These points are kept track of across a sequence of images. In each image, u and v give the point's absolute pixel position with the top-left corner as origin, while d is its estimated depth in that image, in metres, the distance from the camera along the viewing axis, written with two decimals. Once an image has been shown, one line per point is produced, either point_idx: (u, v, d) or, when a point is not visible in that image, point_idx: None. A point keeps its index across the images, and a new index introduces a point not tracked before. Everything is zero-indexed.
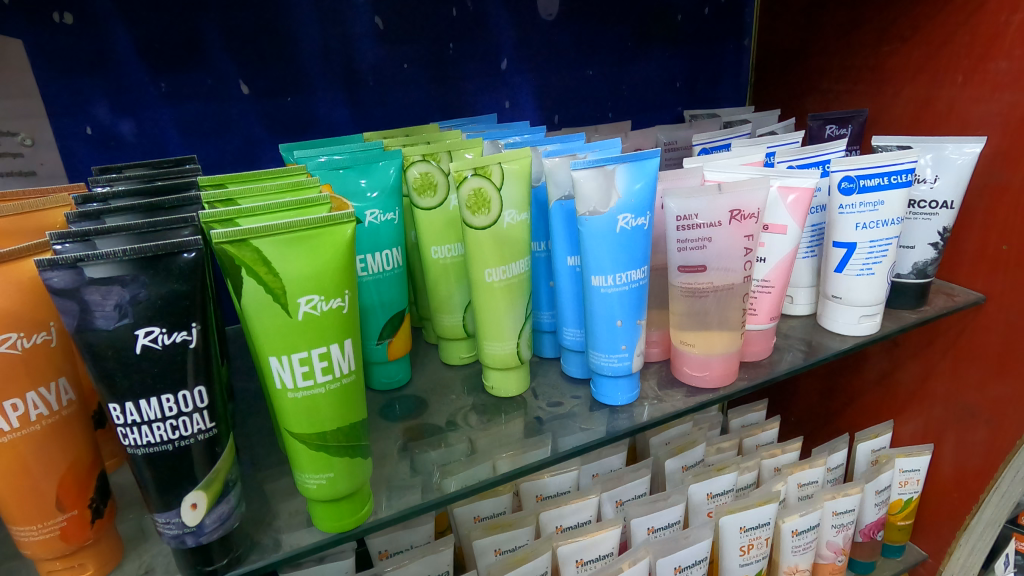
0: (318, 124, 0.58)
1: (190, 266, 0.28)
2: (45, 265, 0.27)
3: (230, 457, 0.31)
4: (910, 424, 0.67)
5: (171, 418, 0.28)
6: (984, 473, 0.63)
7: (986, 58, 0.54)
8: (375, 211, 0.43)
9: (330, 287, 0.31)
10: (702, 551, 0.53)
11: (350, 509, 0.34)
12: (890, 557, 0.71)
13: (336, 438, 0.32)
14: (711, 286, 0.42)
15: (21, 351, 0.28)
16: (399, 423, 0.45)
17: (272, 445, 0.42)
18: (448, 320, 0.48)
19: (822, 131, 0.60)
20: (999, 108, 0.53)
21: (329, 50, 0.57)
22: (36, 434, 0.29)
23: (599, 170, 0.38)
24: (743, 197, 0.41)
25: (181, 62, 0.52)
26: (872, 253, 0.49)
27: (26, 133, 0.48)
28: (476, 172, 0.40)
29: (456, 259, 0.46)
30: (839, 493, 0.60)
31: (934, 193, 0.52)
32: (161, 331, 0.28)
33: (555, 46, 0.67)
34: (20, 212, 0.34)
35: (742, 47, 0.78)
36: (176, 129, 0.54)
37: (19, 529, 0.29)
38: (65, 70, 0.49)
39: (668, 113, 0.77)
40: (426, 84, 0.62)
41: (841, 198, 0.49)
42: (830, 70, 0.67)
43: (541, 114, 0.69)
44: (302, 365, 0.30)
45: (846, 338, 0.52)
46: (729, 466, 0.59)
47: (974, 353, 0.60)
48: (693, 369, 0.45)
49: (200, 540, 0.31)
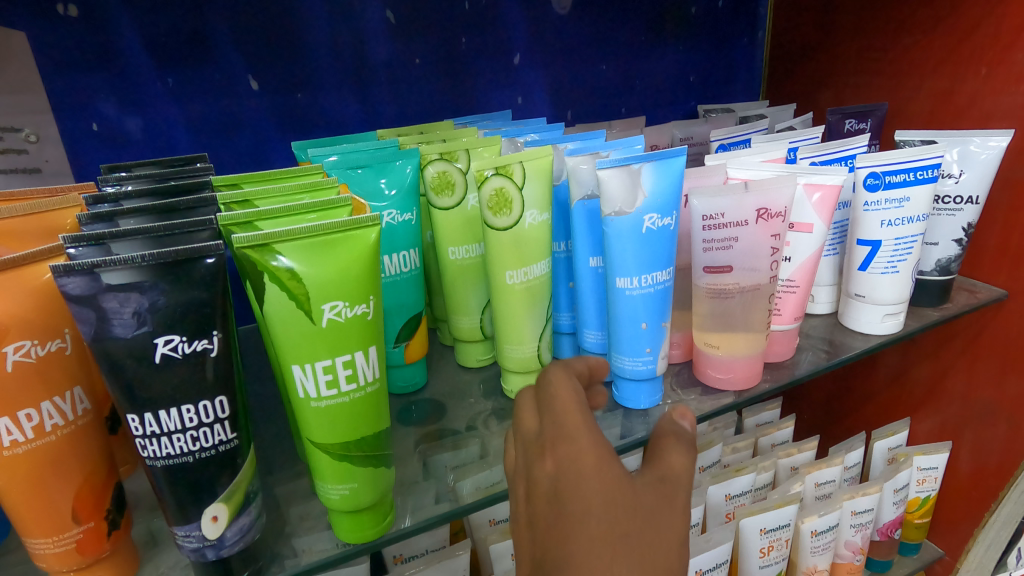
0: (329, 120, 0.57)
1: (211, 272, 0.27)
2: (60, 271, 0.26)
3: (251, 468, 0.30)
4: (926, 421, 0.67)
5: (191, 429, 0.27)
6: (1004, 471, 0.62)
7: (1010, 49, 0.52)
8: (392, 211, 0.42)
9: (354, 294, 0.30)
10: (723, 553, 0.53)
11: (372, 520, 0.33)
12: (907, 556, 0.71)
13: (360, 448, 0.31)
14: (737, 287, 0.41)
15: (36, 360, 0.27)
16: (416, 428, 0.44)
17: (288, 448, 0.42)
18: (465, 322, 0.47)
19: (841, 125, 0.59)
20: (1020, 101, 0.52)
21: (339, 43, 0.55)
22: (50, 444, 0.28)
23: (625, 168, 0.37)
24: (770, 196, 0.40)
25: (188, 56, 0.51)
26: (897, 250, 0.48)
27: (30, 129, 0.47)
28: (498, 171, 0.39)
29: (474, 260, 0.45)
30: (858, 493, 0.60)
31: (960, 189, 0.51)
32: (181, 339, 0.27)
33: (568, 40, 0.66)
34: (31, 212, 0.33)
35: (755, 41, 0.77)
36: (184, 125, 0.52)
37: (34, 542, 0.29)
38: (70, 65, 0.47)
39: (681, 108, 0.76)
40: (438, 79, 0.61)
41: (866, 195, 0.48)
42: (848, 63, 0.66)
43: (554, 109, 0.68)
44: (325, 374, 0.29)
45: (868, 338, 0.51)
46: (746, 467, 0.58)
47: (991, 350, 0.59)
48: (716, 371, 0.44)
49: (220, 553, 0.30)
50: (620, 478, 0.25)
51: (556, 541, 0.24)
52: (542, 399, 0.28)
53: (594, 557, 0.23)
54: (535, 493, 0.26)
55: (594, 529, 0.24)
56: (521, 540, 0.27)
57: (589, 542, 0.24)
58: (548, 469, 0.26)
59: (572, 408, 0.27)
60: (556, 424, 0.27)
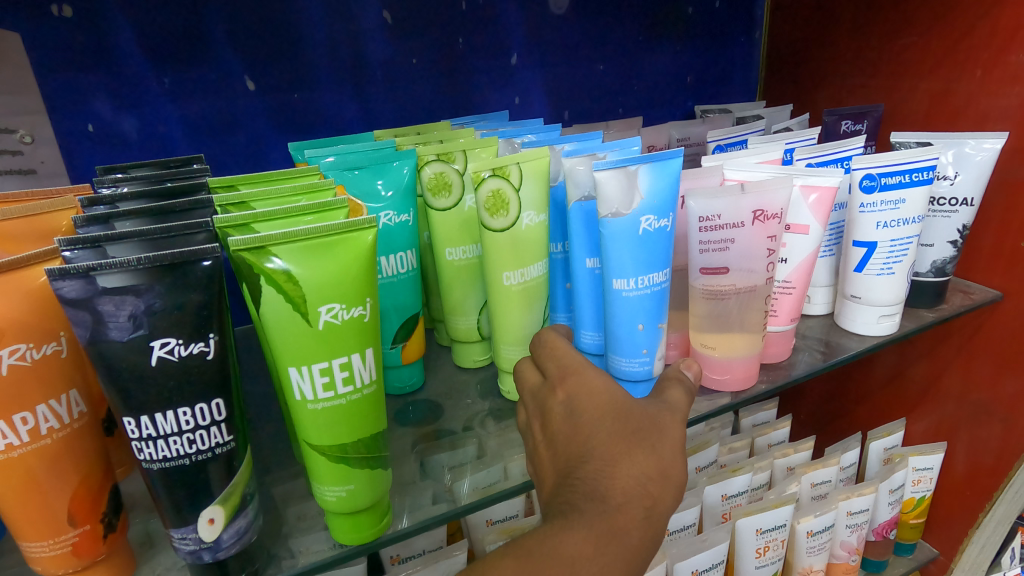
0: (326, 121, 0.57)
1: (207, 274, 0.27)
2: (56, 274, 0.26)
3: (248, 470, 0.30)
4: (922, 421, 0.67)
5: (187, 432, 0.27)
6: (998, 470, 0.62)
7: (1005, 50, 0.53)
8: (390, 212, 0.42)
9: (351, 296, 0.30)
10: (720, 554, 0.53)
11: (369, 522, 0.33)
12: (901, 555, 0.71)
13: (356, 450, 0.31)
14: (733, 288, 0.41)
15: (31, 363, 0.27)
16: (413, 428, 0.44)
17: (284, 449, 0.42)
18: (462, 323, 0.47)
19: (838, 126, 0.59)
20: (1015, 102, 0.52)
21: (335, 43, 0.55)
22: (46, 447, 0.28)
23: (622, 170, 0.37)
24: (766, 198, 0.40)
25: (184, 56, 0.51)
26: (893, 251, 0.48)
27: (25, 130, 0.47)
28: (494, 173, 0.39)
29: (471, 261, 0.45)
30: (853, 493, 0.60)
31: (955, 190, 0.52)
32: (177, 342, 0.27)
33: (565, 40, 0.66)
34: (25, 214, 0.33)
35: (753, 41, 0.77)
36: (180, 125, 0.52)
37: (30, 544, 0.29)
38: (65, 65, 0.47)
39: (678, 109, 0.76)
40: (435, 80, 0.61)
41: (862, 196, 0.48)
42: (845, 64, 0.66)
43: (552, 109, 0.68)
44: (322, 376, 0.29)
45: (864, 338, 0.51)
46: (743, 468, 0.58)
47: (986, 351, 0.59)
48: (714, 372, 0.44)
49: (217, 556, 0.29)
50: (622, 392, 0.32)
51: (578, 445, 0.30)
52: (543, 354, 0.36)
53: (613, 445, 0.30)
54: (551, 422, 0.33)
55: (606, 427, 0.30)
56: (544, 466, 0.32)
57: (607, 436, 0.30)
58: (560, 398, 0.33)
59: (571, 356, 0.35)
60: (559, 364, 0.35)
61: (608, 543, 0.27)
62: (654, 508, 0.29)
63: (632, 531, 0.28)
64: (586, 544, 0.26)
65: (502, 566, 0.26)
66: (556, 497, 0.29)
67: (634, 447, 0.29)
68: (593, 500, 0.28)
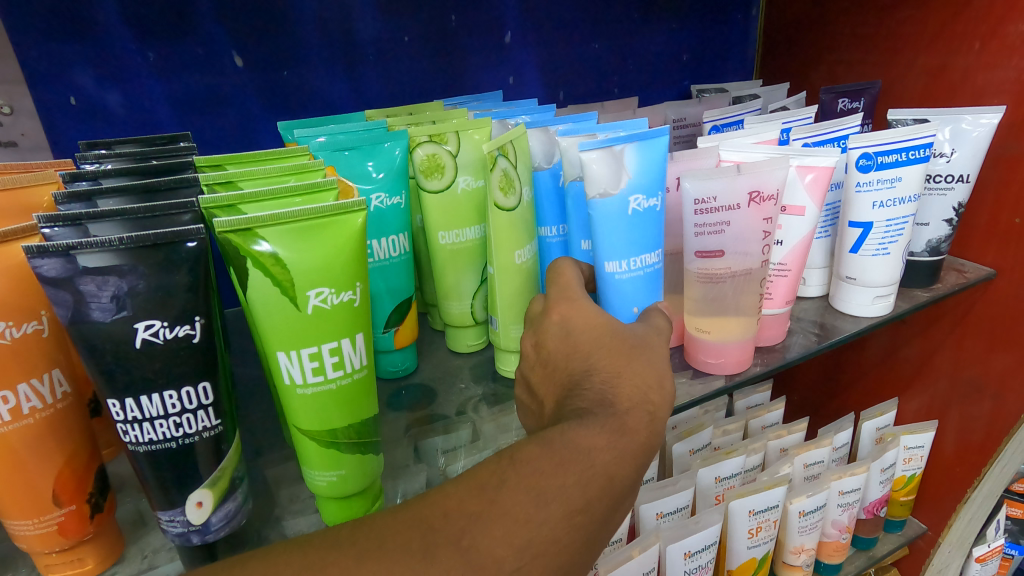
0: (315, 99, 0.56)
1: (192, 256, 0.27)
2: (34, 253, 0.25)
3: (236, 453, 0.30)
4: (914, 400, 0.67)
5: (174, 416, 0.27)
6: (987, 447, 0.63)
7: (1004, 22, 0.52)
8: (381, 194, 0.41)
9: (340, 280, 0.29)
10: (712, 535, 0.53)
11: (360, 506, 0.33)
12: (891, 531, 0.72)
13: (347, 435, 0.30)
14: (728, 271, 0.41)
15: (11, 342, 0.27)
16: (406, 413, 0.44)
17: (274, 431, 0.41)
18: (456, 307, 0.47)
19: (835, 104, 0.59)
20: (1013, 75, 0.52)
21: (325, 19, 0.54)
22: (30, 427, 0.28)
23: (606, 150, 0.37)
24: (763, 178, 0.40)
25: (169, 29, 0.49)
26: (889, 231, 0.48)
27: (4, 100, 0.46)
28: (502, 154, 0.39)
29: (466, 244, 0.45)
30: (845, 473, 0.60)
31: (951, 167, 0.51)
32: (162, 325, 0.26)
33: (560, 17, 0.64)
34: (8, 188, 0.32)
35: (749, 18, 0.75)
36: (166, 101, 0.51)
37: (15, 523, 0.29)
38: (45, 35, 0.46)
39: (674, 88, 0.75)
40: (427, 57, 0.60)
41: (858, 175, 0.47)
42: (843, 41, 0.65)
43: (546, 88, 0.67)
44: (311, 361, 0.29)
45: (858, 320, 0.51)
46: (736, 450, 0.58)
47: (978, 329, 0.59)
48: (708, 356, 0.43)
49: (206, 538, 0.29)
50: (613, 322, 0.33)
51: (577, 363, 0.31)
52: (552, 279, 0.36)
53: (613, 359, 0.30)
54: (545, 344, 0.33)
55: (598, 348, 0.31)
56: (538, 388, 0.33)
57: (605, 353, 0.30)
58: (554, 320, 0.33)
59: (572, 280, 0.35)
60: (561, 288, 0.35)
61: (621, 438, 0.27)
62: (658, 412, 0.29)
63: (640, 431, 0.28)
64: (601, 437, 0.26)
65: (527, 450, 0.26)
66: (562, 409, 0.29)
67: (630, 360, 0.30)
68: (603, 405, 0.28)
